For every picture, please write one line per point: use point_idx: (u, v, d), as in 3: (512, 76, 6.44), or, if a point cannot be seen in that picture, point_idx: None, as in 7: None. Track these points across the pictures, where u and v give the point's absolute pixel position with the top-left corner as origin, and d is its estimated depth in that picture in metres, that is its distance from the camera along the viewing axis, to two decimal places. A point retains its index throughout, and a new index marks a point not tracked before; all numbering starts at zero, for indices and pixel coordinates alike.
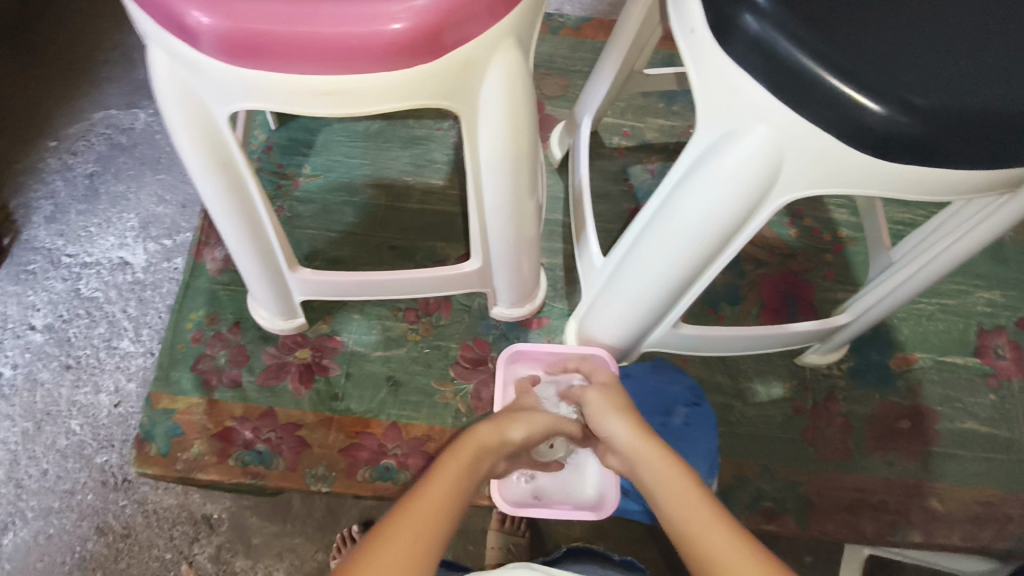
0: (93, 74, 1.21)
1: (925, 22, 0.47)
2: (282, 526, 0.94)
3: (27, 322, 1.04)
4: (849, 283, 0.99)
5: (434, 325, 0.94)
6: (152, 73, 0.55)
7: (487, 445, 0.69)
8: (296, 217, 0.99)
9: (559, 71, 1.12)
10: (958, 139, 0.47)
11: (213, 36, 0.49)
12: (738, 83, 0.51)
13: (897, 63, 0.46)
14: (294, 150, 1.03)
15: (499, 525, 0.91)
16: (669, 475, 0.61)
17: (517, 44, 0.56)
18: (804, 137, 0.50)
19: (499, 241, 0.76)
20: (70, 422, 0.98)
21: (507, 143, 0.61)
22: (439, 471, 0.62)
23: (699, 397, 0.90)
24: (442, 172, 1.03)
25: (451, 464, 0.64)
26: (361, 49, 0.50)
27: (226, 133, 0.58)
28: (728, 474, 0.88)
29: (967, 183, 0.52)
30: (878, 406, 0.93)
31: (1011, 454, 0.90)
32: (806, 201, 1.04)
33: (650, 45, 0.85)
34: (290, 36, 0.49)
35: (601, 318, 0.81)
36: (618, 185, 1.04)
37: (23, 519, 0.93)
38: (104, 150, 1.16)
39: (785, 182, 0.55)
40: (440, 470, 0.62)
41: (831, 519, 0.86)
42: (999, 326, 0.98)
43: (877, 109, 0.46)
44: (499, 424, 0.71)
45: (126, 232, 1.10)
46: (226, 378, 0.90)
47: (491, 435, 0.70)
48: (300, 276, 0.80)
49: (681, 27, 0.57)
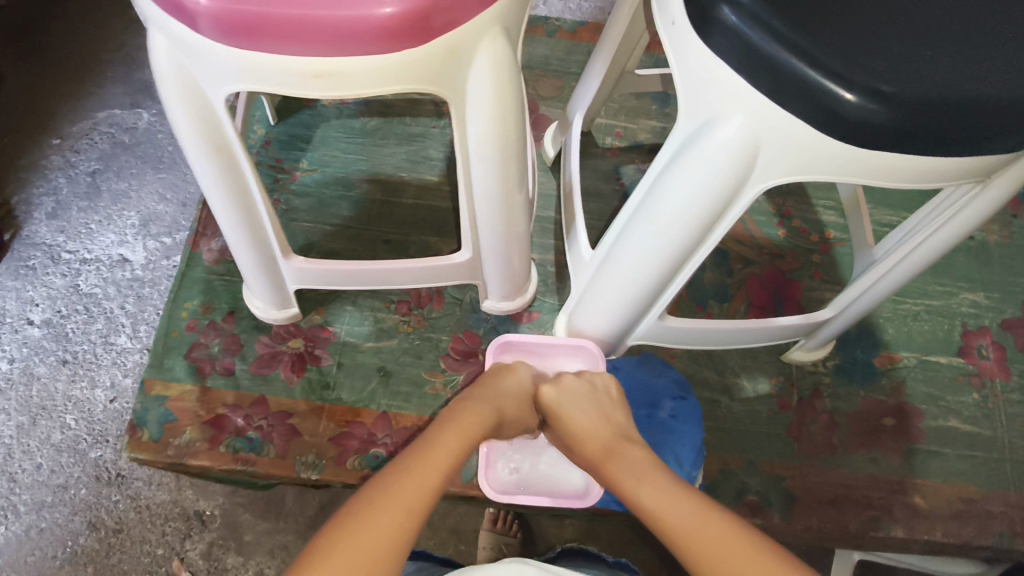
0: (97, 73, 1.24)
1: (894, 14, 0.49)
2: (274, 523, 0.95)
3: (25, 317, 1.05)
4: (835, 283, 1.01)
5: (426, 318, 0.96)
6: (151, 56, 0.56)
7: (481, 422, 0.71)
8: (292, 210, 1.00)
9: (554, 72, 1.14)
10: (926, 127, 0.49)
11: (211, 17, 0.51)
12: (715, 73, 0.53)
13: (866, 52, 0.48)
14: (292, 145, 1.05)
15: (491, 525, 0.93)
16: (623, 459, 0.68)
17: (503, 34, 0.58)
18: (778, 124, 0.52)
19: (489, 233, 0.77)
20: (65, 417, 0.99)
21: (495, 133, 0.63)
22: (421, 460, 0.62)
23: (685, 390, 0.91)
24: (437, 168, 1.05)
25: (441, 442, 0.65)
26: (352, 32, 0.52)
27: (222, 118, 0.60)
28: (714, 469, 0.89)
29: (936, 172, 0.54)
30: (862, 403, 0.94)
31: (993, 452, 0.91)
32: (794, 201, 1.06)
33: (640, 46, 0.87)
34: (284, 18, 0.51)
35: (587, 311, 0.82)
36: (610, 183, 1.05)
37: (15, 513, 0.94)
38: (105, 148, 1.17)
39: (762, 171, 0.56)
40: (441, 437, 0.66)
41: (815, 513, 0.87)
42: (983, 327, 0.99)
43: (850, 98, 0.48)
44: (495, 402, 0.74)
45: (125, 229, 1.11)
46: (220, 367, 0.91)
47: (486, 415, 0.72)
48: (293, 264, 0.81)
49: (664, 20, 0.59)
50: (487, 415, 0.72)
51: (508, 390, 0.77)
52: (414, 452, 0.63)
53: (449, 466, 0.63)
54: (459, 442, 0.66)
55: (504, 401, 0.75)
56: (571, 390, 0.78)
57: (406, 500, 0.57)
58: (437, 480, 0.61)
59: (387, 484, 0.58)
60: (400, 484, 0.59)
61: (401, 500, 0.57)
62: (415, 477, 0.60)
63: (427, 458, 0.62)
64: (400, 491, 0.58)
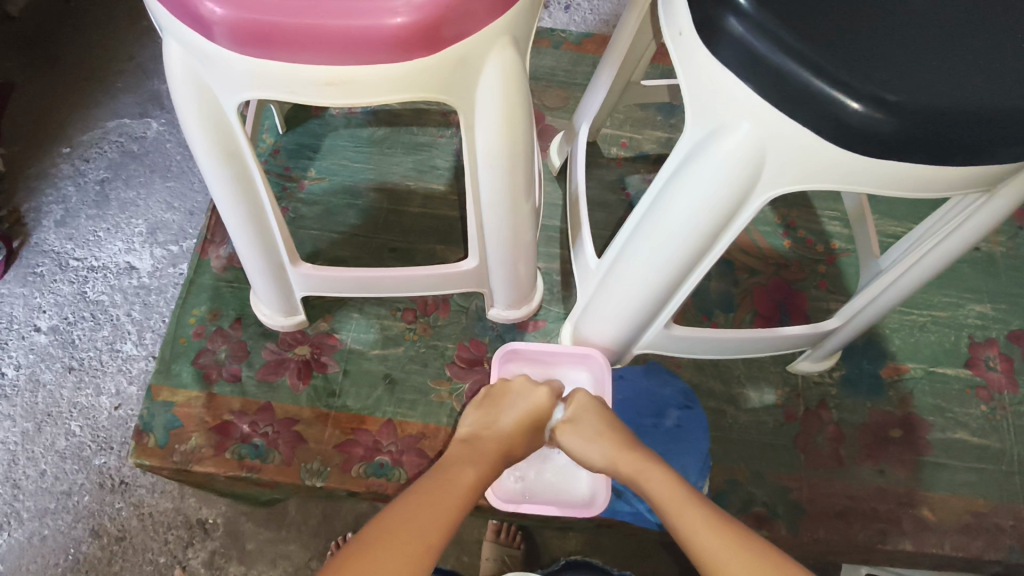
0: (108, 82, 1.25)
1: (901, 25, 0.50)
2: (277, 532, 0.95)
3: (33, 323, 1.06)
4: (841, 293, 1.01)
5: (431, 326, 0.96)
6: (166, 66, 0.57)
7: (490, 456, 0.71)
8: (300, 218, 1.01)
9: (561, 83, 1.15)
10: (933, 135, 0.49)
11: (226, 26, 0.52)
12: (723, 83, 0.54)
13: (874, 61, 0.48)
14: (300, 153, 1.06)
15: (494, 536, 0.93)
16: (654, 476, 0.67)
17: (512, 43, 0.59)
18: (785, 132, 0.53)
19: (497, 242, 0.78)
20: (70, 424, 1.00)
21: (503, 142, 0.64)
22: (440, 486, 0.65)
23: (690, 400, 0.93)
24: (443, 178, 1.05)
25: (442, 485, 0.65)
26: (364, 42, 0.53)
27: (235, 125, 0.61)
28: (720, 479, 0.89)
29: (943, 181, 0.54)
30: (869, 414, 0.93)
31: (1001, 465, 0.91)
32: (799, 212, 1.06)
33: (646, 57, 0.88)
34: (299, 28, 0.51)
35: (593, 320, 0.82)
36: (615, 193, 1.06)
37: (19, 520, 0.94)
38: (115, 157, 1.19)
39: (770, 179, 0.56)
40: (453, 473, 0.67)
41: (822, 525, 0.87)
42: (990, 339, 0.99)
43: (855, 106, 0.48)
44: (506, 433, 0.74)
45: (133, 237, 1.12)
46: (226, 373, 0.91)
47: (494, 448, 0.72)
48: (300, 271, 0.82)
49: (671, 31, 0.59)
50: (496, 452, 0.72)
51: (523, 416, 0.76)
52: (430, 484, 0.65)
53: (465, 499, 0.65)
54: (472, 477, 0.68)
55: (515, 428, 0.75)
56: (585, 415, 0.75)
57: (425, 524, 0.59)
58: (456, 509, 0.63)
59: (406, 508, 0.61)
60: (419, 510, 0.61)
61: (420, 524, 0.59)
62: (432, 504, 0.62)
63: (433, 502, 0.62)
64: (421, 516, 0.60)
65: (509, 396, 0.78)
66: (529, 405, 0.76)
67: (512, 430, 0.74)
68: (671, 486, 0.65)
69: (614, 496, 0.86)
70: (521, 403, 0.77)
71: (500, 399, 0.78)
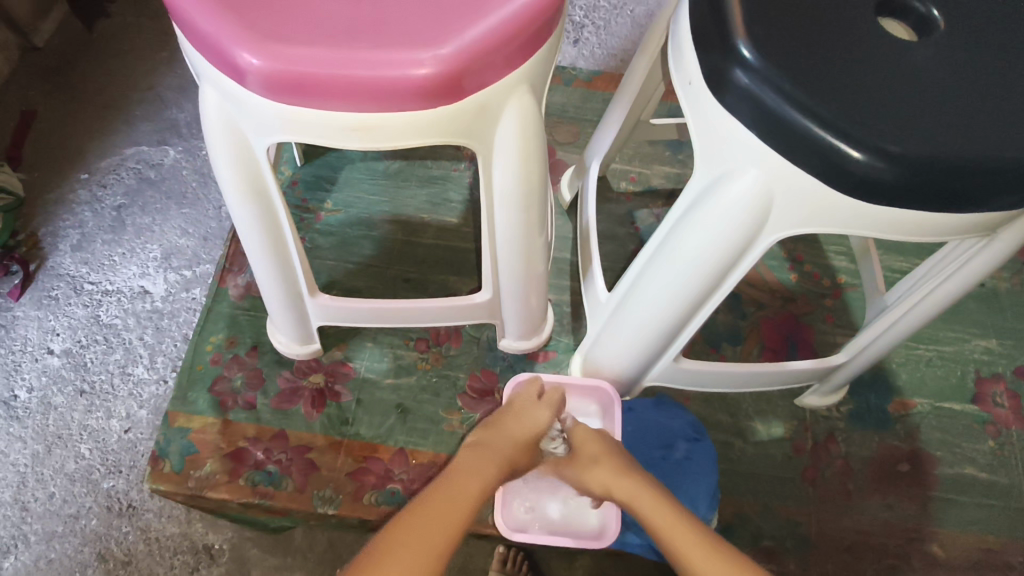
0: (127, 112, 1.29)
1: (900, 79, 0.52)
2: (283, 559, 0.96)
3: (46, 346, 1.08)
4: (848, 328, 1.02)
5: (443, 355, 0.98)
6: (201, 109, 0.60)
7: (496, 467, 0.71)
8: (316, 248, 1.04)
9: (571, 119, 1.19)
10: (933, 185, 0.51)
11: (260, 75, 0.55)
12: (731, 130, 0.56)
13: (876, 114, 0.50)
14: (318, 186, 1.09)
15: (500, 566, 0.93)
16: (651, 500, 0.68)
17: (529, 90, 0.62)
18: (792, 178, 0.55)
19: (509, 275, 0.80)
20: (79, 446, 1.01)
21: (517, 181, 0.66)
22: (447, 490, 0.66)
23: (699, 432, 0.91)
24: (456, 211, 1.08)
25: (448, 493, 0.65)
26: (390, 90, 0.55)
27: (263, 164, 0.63)
28: (728, 513, 0.90)
29: (945, 226, 0.56)
30: (877, 448, 0.94)
31: (1010, 501, 0.91)
32: (806, 247, 1.08)
33: (654, 97, 0.91)
34: (328, 78, 0.54)
35: (604, 351, 0.83)
36: (624, 227, 1.08)
37: (25, 543, 0.95)
38: (132, 183, 1.22)
39: (777, 222, 0.58)
40: (459, 485, 0.67)
41: (831, 560, 0.88)
42: (997, 374, 1.00)
43: (859, 156, 0.50)
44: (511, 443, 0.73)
45: (148, 262, 1.15)
46: (241, 401, 0.93)
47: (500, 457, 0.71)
48: (318, 301, 0.84)
49: (681, 79, 0.62)
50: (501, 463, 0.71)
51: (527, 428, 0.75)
52: (435, 491, 0.65)
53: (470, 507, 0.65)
54: (478, 483, 0.67)
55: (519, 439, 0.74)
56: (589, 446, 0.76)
57: (432, 531, 0.61)
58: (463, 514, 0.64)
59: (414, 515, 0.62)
60: (427, 515, 0.62)
61: (427, 531, 0.61)
62: (440, 510, 0.63)
63: (439, 509, 0.63)
64: (428, 523, 0.61)
65: (516, 409, 0.77)
66: (532, 421, 0.76)
67: (520, 445, 0.73)
68: (668, 510, 0.67)
69: (624, 529, 0.86)
70: (527, 418, 0.76)
71: (506, 412, 0.77)
